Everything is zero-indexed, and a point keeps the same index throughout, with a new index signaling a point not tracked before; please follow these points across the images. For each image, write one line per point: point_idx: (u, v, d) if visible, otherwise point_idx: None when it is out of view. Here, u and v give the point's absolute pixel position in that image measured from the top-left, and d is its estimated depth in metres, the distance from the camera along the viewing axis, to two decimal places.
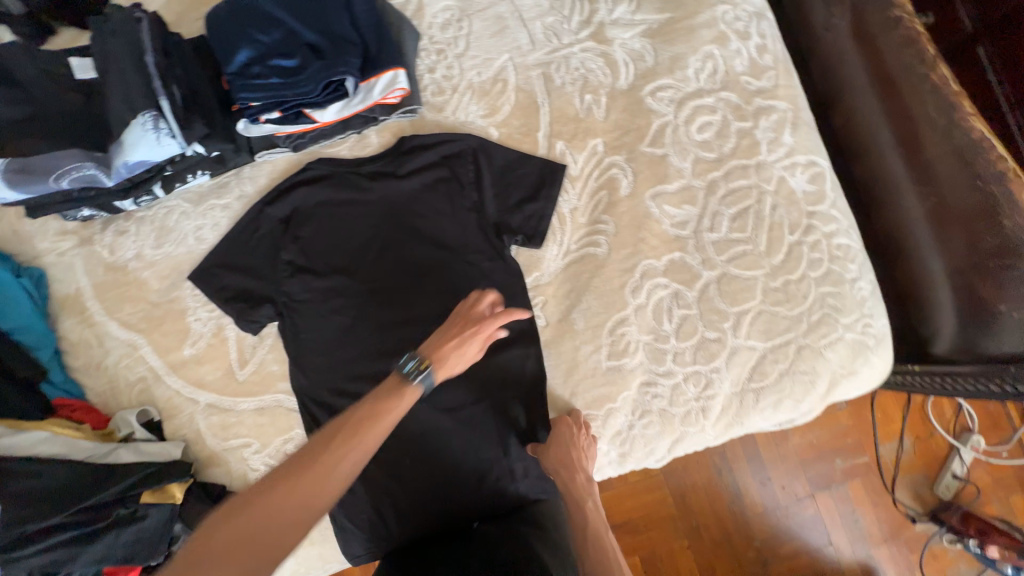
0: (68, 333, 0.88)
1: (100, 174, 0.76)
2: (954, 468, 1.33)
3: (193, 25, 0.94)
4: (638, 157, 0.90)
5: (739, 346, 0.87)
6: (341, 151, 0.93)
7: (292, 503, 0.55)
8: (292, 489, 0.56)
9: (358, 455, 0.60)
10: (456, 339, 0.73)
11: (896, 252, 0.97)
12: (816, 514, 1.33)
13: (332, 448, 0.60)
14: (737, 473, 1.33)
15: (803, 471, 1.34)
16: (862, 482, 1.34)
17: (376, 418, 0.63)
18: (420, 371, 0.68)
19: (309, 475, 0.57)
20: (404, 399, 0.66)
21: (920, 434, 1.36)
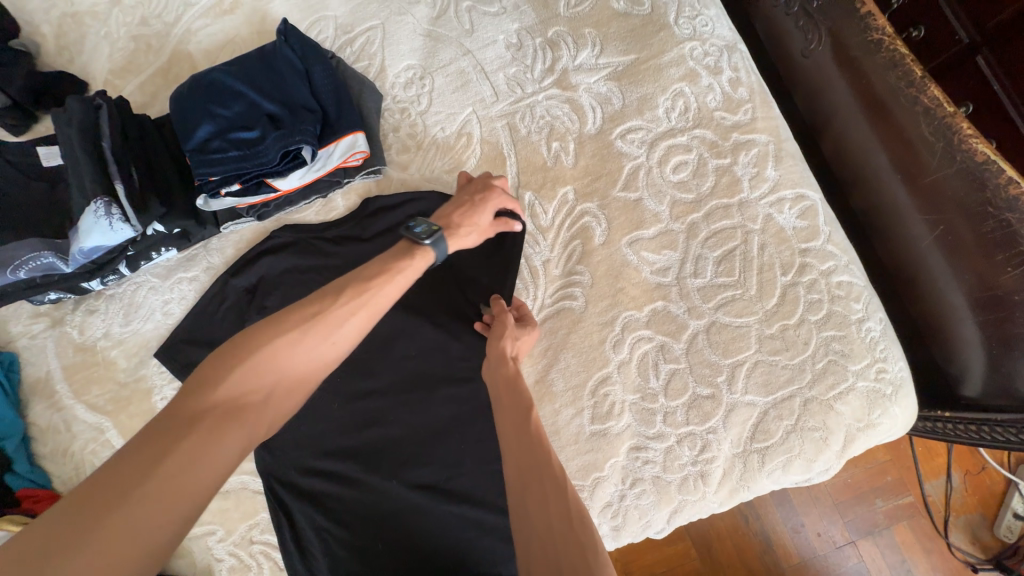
0: (37, 419, 0.87)
1: (58, 261, 0.77)
2: (1015, 506, 1.17)
3: (164, 104, 0.96)
4: (611, 203, 0.86)
5: (736, 403, 0.78)
6: (307, 217, 0.92)
7: (290, 371, 0.55)
8: (289, 360, 0.55)
9: (356, 326, 0.59)
10: (466, 207, 0.73)
11: (912, 285, 0.88)
12: (859, 564, 1.18)
13: (325, 318, 0.57)
14: (765, 519, 1.20)
15: (840, 515, 1.20)
16: (906, 525, 1.20)
17: (373, 290, 0.61)
18: (433, 235, 0.67)
19: (304, 345, 0.56)
20: (415, 262, 0.65)
21: (969, 468, 1.22)
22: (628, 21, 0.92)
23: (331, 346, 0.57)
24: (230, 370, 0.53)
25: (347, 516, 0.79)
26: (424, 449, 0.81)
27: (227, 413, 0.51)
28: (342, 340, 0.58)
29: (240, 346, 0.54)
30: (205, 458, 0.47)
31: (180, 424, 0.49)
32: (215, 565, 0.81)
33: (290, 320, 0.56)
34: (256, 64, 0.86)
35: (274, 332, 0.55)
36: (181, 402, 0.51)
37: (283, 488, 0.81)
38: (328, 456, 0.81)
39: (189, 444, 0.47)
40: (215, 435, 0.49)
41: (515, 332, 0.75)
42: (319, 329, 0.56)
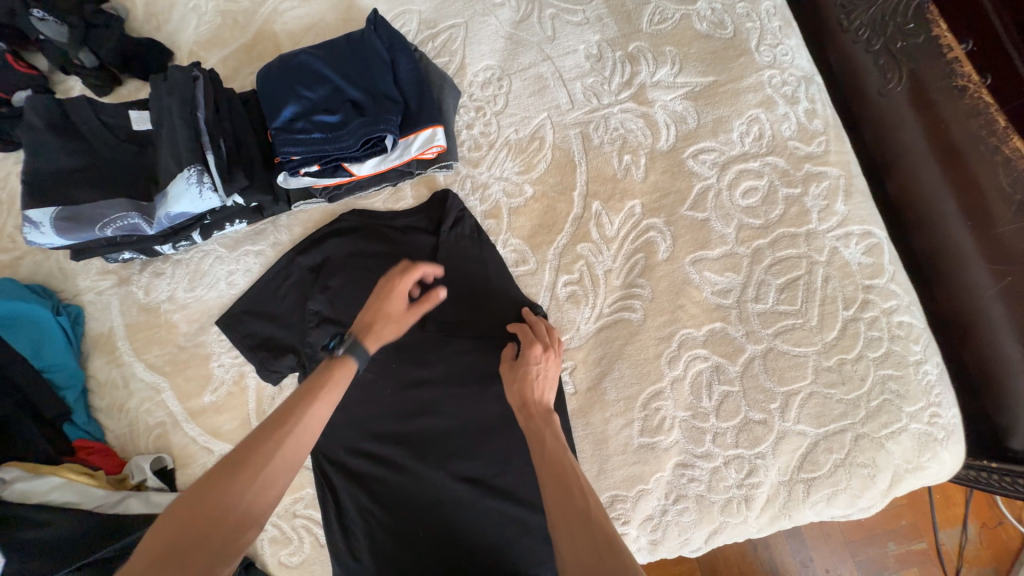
0: (97, 372, 0.89)
1: (142, 223, 0.79)
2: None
3: (245, 80, 0.99)
4: (678, 220, 0.86)
5: (787, 430, 0.79)
6: (375, 204, 0.93)
7: (223, 521, 0.50)
8: (219, 507, 0.51)
9: (287, 456, 0.55)
10: (375, 305, 0.70)
11: (966, 331, 0.88)
12: None
13: (257, 455, 0.54)
14: (775, 550, 1.23)
15: (851, 554, 1.23)
16: (917, 571, 1.23)
17: (302, 414, 0.57)
18: (346, 344, 0.65)
19: (235, 488, 0.52)
20: (337, 375, 0.62)
21: (986, 521, 1.25)
22: (710, 44, 0.93)
23: (262, 481, 0.53)
24: (164, 528, 0.50)
25: (391, 500, 0.80)
26: (472, 443, 0.82)
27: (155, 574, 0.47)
28: (275, 471, 0.54)
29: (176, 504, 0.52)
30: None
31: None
32: (256, 534, 0.83)
33: (221, 467, 0.53)
34: (344, 51, 0.88)
35: (203, 481, 0.52)
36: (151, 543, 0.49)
37: (330, 466, 0.82)
38: (377, 439, 0.82)
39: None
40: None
41: (516, 374, 0.74)
42: (246, 469, 0.53)
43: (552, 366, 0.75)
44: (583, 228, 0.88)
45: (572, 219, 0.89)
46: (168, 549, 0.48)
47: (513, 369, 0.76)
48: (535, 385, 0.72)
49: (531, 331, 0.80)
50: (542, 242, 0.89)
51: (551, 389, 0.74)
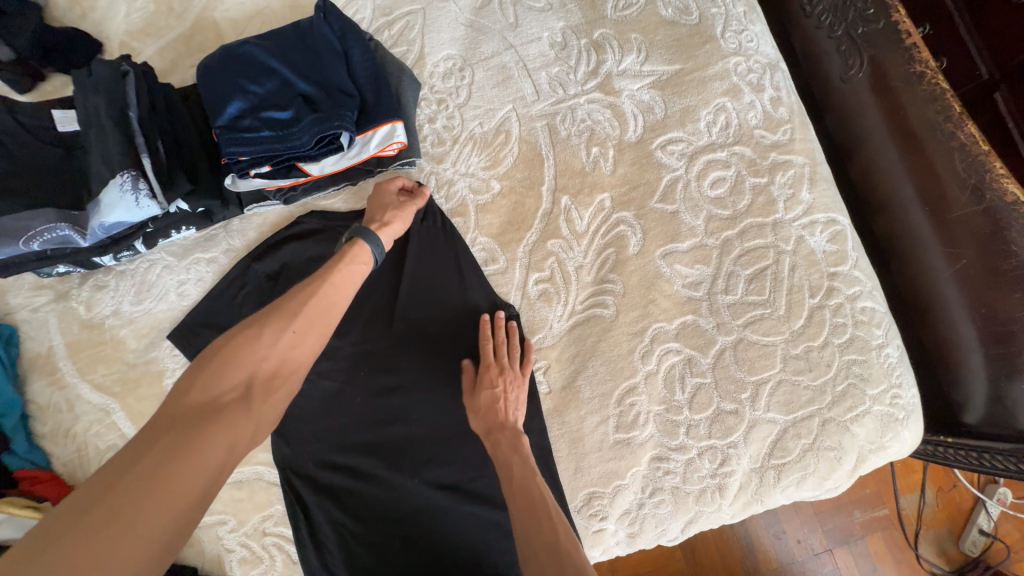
0: (37, 397, 0.82)
1: (75, 234, 0.73)
2: (979, 523, 1.30)
3: (186, 74, 0.91)
4: (647, 213, 0.85)
5: (758, 419, 0.80)
6: (335, 204, 0.89)
7: (260, 364, 0.55)
8: (255, 353, 0.55)
9: (314, 317, 0.61)
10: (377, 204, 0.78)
11: (925, 312, 0.91)
12: (834, 570, 1.28)
13: (284, 313, 0.59)
14: (750, 526, 1.29)
15: (820, 524, 1.30)
16: (880, 536, 1.31)
17: (324, 284, 0.63)
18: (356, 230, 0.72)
19: (269, 338, 0.57)
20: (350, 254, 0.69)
21: (941, 485, 1.34)
22: (675, 30, 0.91)
23: (294, 335, 0.58)
24: (198, 373, 0.53)
25: (365, 512, 0.78)
26: (446, 448, 0.80)
27: (197, 413, 0.50)
28: (304, 328, 0.59)
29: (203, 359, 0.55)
30: (187, 459, 0.46)
31: (146, 439, 0.47)
32: (225, 555, 0.79)
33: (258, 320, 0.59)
34: (292, 41, 0.82)
35: (234, 335, 0.56)
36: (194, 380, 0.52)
37: (300, 481, 0.79)
38: (347, 450, 0.80)
39: (166, 445, 0.46)
40: (196, 429, 0.48)
41: (479, 403, 0.77)
42: (275, 324, 0.58)
43: (512, 386, 0.77)
44: (552, 223, 0.86)
45: (541, 214, 0.87)
46: (209, 392, 0.52)
47: (475, 395, 0.77)
48: (498, 411, 0.75)
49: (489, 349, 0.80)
50: (512, 239, 0.86)
51: (518, 408, 0.76)
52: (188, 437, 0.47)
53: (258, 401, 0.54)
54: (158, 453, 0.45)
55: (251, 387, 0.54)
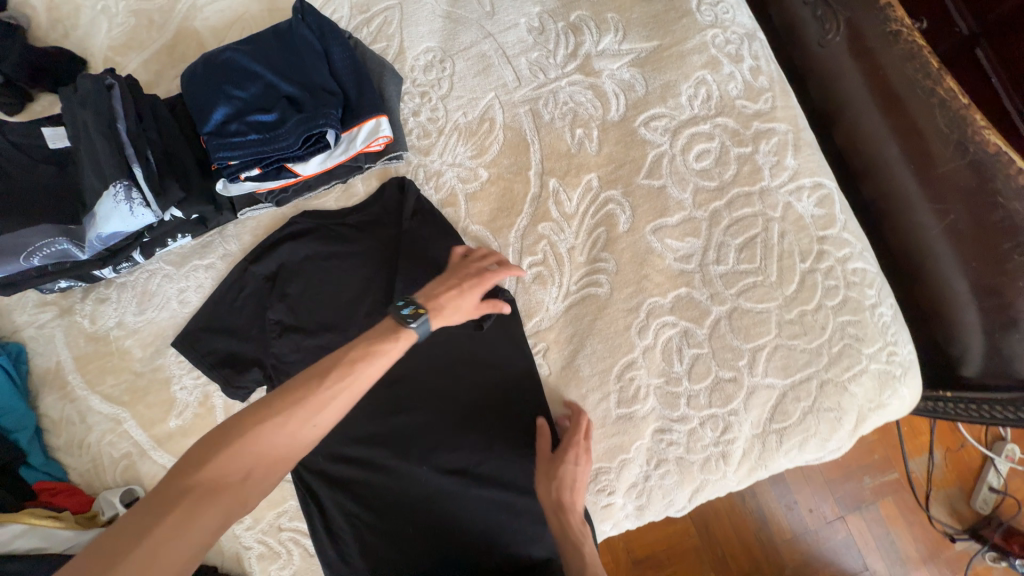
0: (49, 410, 0.84)
1: (73, 248, 0.74)
2: (990, 481, 1.36)
3: (170, 84, 0.92)
4: (635, 190, 0.86)
5: (756, 385, 0.81)
6: (327, 203, 0.90)
7: (270, 452, 0.56)
8: (269, 441, 0.56)
9: (337, 412, 0.59)
10: (454, 291, 0.72)
11: (918, 270, 0.92)
12: (847, 536, 1.34)
13: (311, 399, 0.58)
14: (761, 498, 1.35)
15: (830, 492, 1.36)
16: (891, 500, 1.36)
17: (355, 372, 0.61)
18: (418, 319, 0.66)
19: (287, 427, 0.57)
20: (398, 346, 0.64)
21: (950, 446, 1.40)
22: (651, 7, 0.92)
23: (312, 429, 0.58)
24: (215, 447, 0.54)
25: (376, 501, 0.79)
26: (451, 434, 0.81)
27: (201, 496, 0.52)
28: (324, 423, 0.59)
29: (225, 428, 0.56)
30: (164, 555, 0.48)
31: (147, 518, 0.49)
32: (243, 553, 0.80)
33: (284, 395, 0.58)
34: (272, 44, 0.83)
35: (262, 411, 0.57)
36: (207, 453, 0.54)
37: (312, 476, 0.81)
38: (357, 442, 0.81)
39: (157, 534, 0.48)
40: (188, 519, 0.50)
41: (552, 476, 0.75)
42: (299, 412, 0.57)
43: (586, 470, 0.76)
44: (542, 207, 0.87)
45: (530, 199, 0.87)
46: (216, 475, 0.53)
47: (549, 465, 0.76)
48: (570, 490, 0.74)
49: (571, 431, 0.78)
50: (503, 226, 0.87)
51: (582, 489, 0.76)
52: (178, 530, 0.49)
53: (256, 488, 0.55)
54: (149, 542, 0.48)
55: (254, 474, 0.55)
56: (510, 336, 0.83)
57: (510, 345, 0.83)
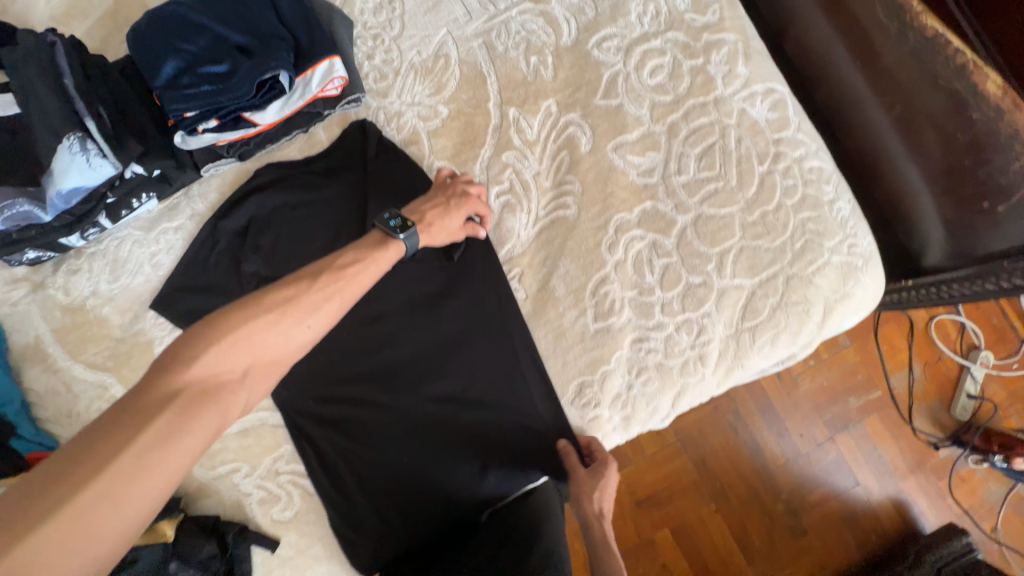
0: (34, 384, 0.84)
1: (35, 209, 0.73)
2: (967, 389, 1.42)
3: (118, 48, 0.91)
4: (593, 111, 0.87)
5: (726, 286, 0.83)
6: (290, 153, 0.90)
7: (264, 352, 0.58)
8: (263, 341, 0.58)
9: (329, 313, 0.63)
10: (439, 209, 0.78)
11: (875, 168, 0.96)
12: (837, 456, 1.40)
13: (300, 302, 0.61)
14: (753, 429, 1.40)
15: (819, 416, 1.42)
16: (877, 417, 1.42)
17: (342, 279, 0.65)
18: (407, 230, 0.72)
19: (280, 327, 0.59)
20: (387, 255, 0.70)
21: (929, 360, 1.45)
22: None
23: (305, 329, 0.61)
24: (203, 347, 0.55)
25: (373, 435, 0.82)
26: (437, 363, 0.83)
27: (194, 397, 0.52)
28: (317, 324, 0.62)
29: (206, 331, 0.56)
30: (163, 452, 0.49)
31: (141, 413, 0.49)
32: (243, 499, 0.82)
33: (270, 301, 0.60)
34: None
35: (249, 314, 0.59)
36: (190, 357, 0.54)
37: (305, 418, 0.82)
38: (347, 380, 0.83)
39: (157, 429, 0.49)
40: (184, 417, 0.51)
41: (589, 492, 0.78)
42: (290, 315, 0.60)
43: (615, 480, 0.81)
44: (504, 136, 0.88)
45: (492, 130, 0.88)
46: (206, 376, 0.54)
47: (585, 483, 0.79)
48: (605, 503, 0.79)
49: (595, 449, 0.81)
50: (467, 158, 0.88)
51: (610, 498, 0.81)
52: (178, 424, 0.50)
53: (249, 390, 0.57)
54: (149, 435, 0.48)
55: (249, 373, 0.57)
56: (483, 266, 0.85)
57: (483, 274, 0.84)
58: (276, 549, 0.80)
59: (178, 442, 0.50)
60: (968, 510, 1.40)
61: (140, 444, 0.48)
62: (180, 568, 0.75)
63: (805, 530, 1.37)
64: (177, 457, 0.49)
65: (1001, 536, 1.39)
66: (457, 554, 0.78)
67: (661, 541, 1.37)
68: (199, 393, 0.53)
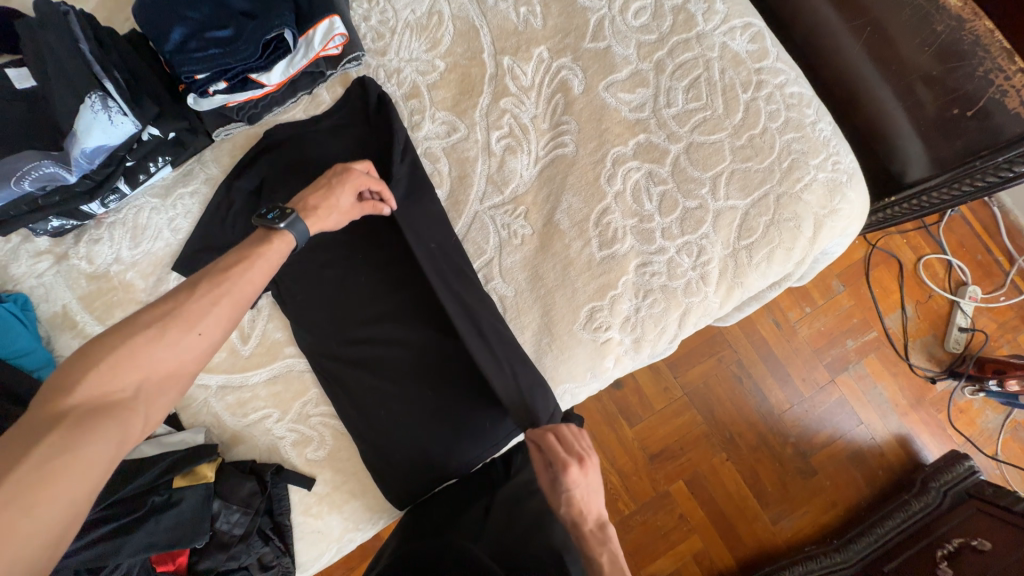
0: (65, 350, 0.87)
1: (61, 170, 0.77)
2: (958, 322, 1.48)
3: (124, 24, 0.94)
4: (583, 54, 0.92)
5: (721, 209, 0.88)
6: (297, 114, 0.95)
7: (158, 365, 0.54)
8: (153, 353, 0.54)
9: (221, 316, 0.59)
10: (324, 191, 0.76)
11: (851, 99, 1.00)
12: (839, 397, 1.45)
13: (187, 310, 0.57)
14: (755, 375, 1.44)
15: (819, 359, 1.46)
16: (875, 357, 1.47)
17: (232, 279, 0.62)
18: (286, 217, 0.69)
19: (168, 339, 0.55)
20: (274, 247, 0.68)
21: (919, 299, 1.50)
22: None
23: (198, 336, 0.57)
24: (80, 373, 0.50)
25: (394, 371, 0.85)
26: (448, 306, 0.87)
27: (76, 419, 0.48)
28: (211, 330, 0.58)
29: (85, 352, 0.52)
30: (52, 479, 0.45)
31: (7, 456, 0.45)
32: (277, 443, 0.86)
33: (153, 313, 0.56)
34: None
35: (133, 329, 0.54)
36: (69, 381, 0.50)
37: (332, 361, 0.86)
38: (367, 324, 0.87)
39: (35, 458, 0.45)
40: (69, 441, 0.47)
41: (560, 499, 0.71)
42: (179, 323, 0.56)
43: (592, 474, 0.71)
44: (500, 84, 0.92)
45: (488, 79, 0.93)
46: (90, 397, 0.50)
47: (552, 490, 0.71)
48: (581, 505, 0.70)
49: (558, 444, 0.72)
50: (466, 107, 0.93)
51: (596, 495, 0.72)
52: (56, 454, 0.46)
53: (150, 404, 0.54)
54: (23, 470, 0.44)
55: (142, 391, 0.53)
56: (479, 222, 0.91)
57: (481, 229, 0.90)
58: (311, 487, 0.85)
59: (61, 473, 0.45)
60: (970, 439, 1.46)
61: (10, 489, 0.43)
62: (223, 507, 0.80)
63: (815, 471, 1.41)
64: (69, 480, 0.45)
65: (1003, 459, 1.45)
66: (493, 488, 0.81)
67: (677, 494, 1.39)
68: (77, 421, 0.48)
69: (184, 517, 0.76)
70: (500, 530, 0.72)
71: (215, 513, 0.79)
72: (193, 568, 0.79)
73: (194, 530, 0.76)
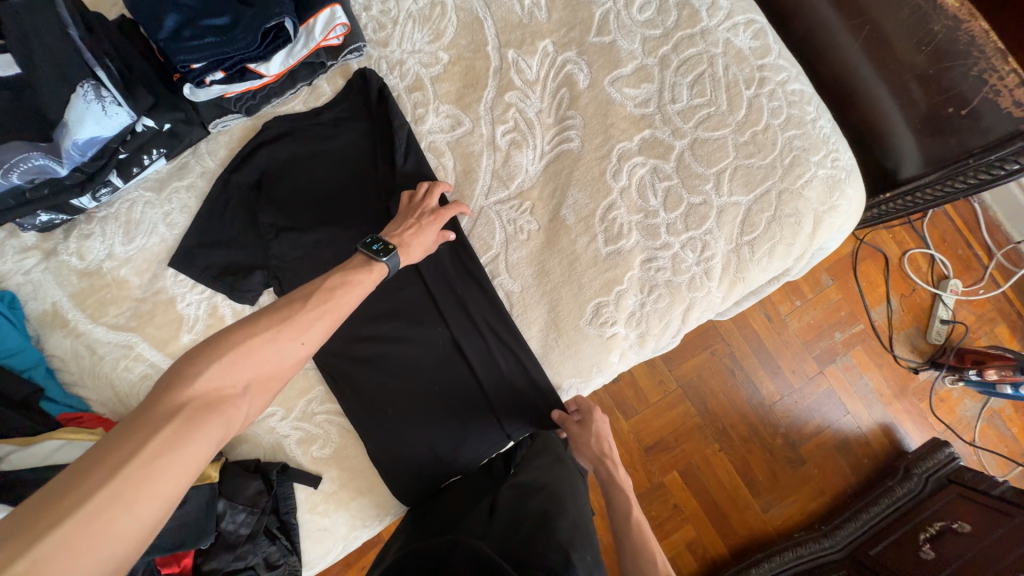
0: (57, 348, 0.85)
1: (50, 162, 0.74)
2: (940, 314, 1.53)
3: (110, 8, 0.90)
4: (588, 49, 0.92)
5: (724, 205, 0.89)
6: (296, 107, 0.92)
7: (263, 367, 0.57)
8: (263, 355, 0.57)
9: (321, 330, 0.63)
10: (413, 228, 0.79)
11: (848, 96, 1.01)
12: (826, 388, 1.49)
13: (297, 320, 0.61)
14: (748, 368, 1.47)
15: (808, 352, 1.49)
16: (862, 349, 1.51)
17: (339, 296, 0.66)
18: (388, 251, 0.72)
19: (276, 344, 0.59)
20: (372, 276, 0.70)
21: (904, 292, 1.55)
22: None
23: (300, 346, 0.60)
24: (201, 364, 0.53)
25: (401, 368, 0.85)
26: (449, 304, 0.87)
27: (193, 410, 0.50)
28: (311, 342, 0.62)
29: (205, 347, 0.55)
30: (167, 466, 0.46)
31: (132, 436, 0.47)
32: (282, 441, 0.85)
33: (266, 320, 0.60)
34: None
35: (248, 330, 0.58)
36: (189, 372, 0.53)
37: (336, 359, 0.85)
38: (372, 322, 0.86)
39: (160, 441, 0.47)
40: (188, 431, 0.49)
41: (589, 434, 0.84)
42: (287, 333, 0.59)
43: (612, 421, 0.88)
44: (505, 78, 0.91)
45: (493, 72, 0.92)
46: (209, 390, 0.53)
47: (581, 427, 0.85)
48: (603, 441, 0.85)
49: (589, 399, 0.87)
50: (471, 101, 0.92)
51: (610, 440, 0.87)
52: (175, 442, 0.48)
53: (252, 404, 0.56)
54: (146, 452, 0.46)
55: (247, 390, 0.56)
56: (483, 217, 0.90)
57: (484, 225, 0.90)
58: (317, 485, 0.84)
59: (174, 459, 0.47)
60: (949, 426, 1.51)
61: (134, 469, 0.44)
62: (228, 506, 0.79)
63: (804, 461, 1.45)
64: (179, 470, 0.47)
65: (980, 445, 1.51)
66: (498, 483, 0.79)
67: (671, 484, 1.42)
68: (195, 411, 0.51)
69: (189, 518, 0.75)
70: (498, 531, 0.66)
71: (220, 512, 0.78)
72: (198, 569, 0.79)
73: (198, 531, 0.75)
